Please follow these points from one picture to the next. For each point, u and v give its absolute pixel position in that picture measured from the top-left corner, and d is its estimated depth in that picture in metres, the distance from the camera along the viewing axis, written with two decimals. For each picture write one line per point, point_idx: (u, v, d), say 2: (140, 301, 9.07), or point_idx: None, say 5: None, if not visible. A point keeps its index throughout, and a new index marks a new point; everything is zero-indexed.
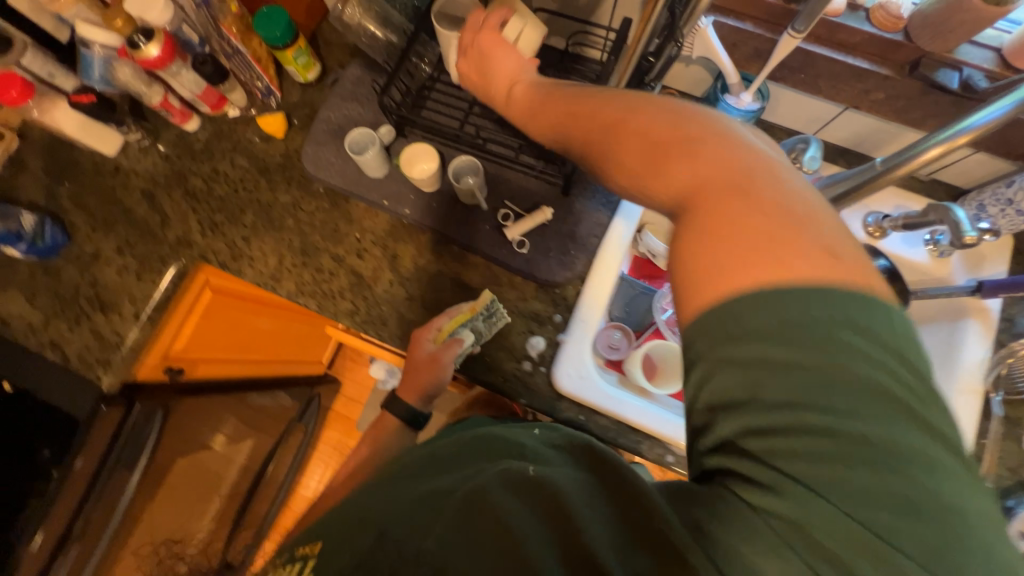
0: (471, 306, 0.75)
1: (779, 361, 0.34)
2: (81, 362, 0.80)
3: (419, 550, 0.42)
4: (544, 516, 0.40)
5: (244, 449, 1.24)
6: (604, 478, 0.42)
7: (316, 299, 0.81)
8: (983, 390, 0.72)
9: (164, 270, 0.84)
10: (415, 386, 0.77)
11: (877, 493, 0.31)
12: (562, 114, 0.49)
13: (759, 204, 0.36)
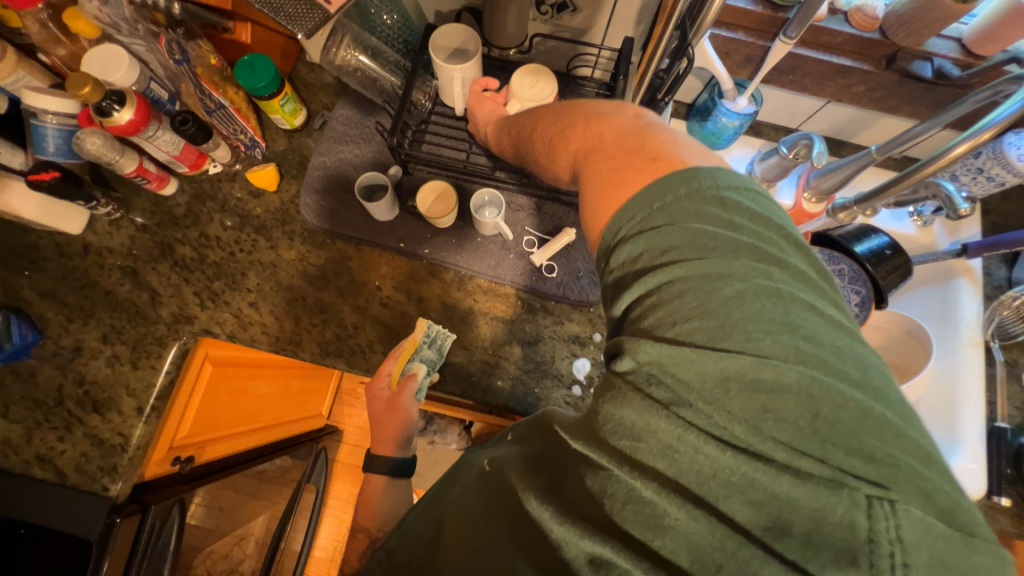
0: (410, 342, 0.74)
1: (640, 239, 0.42)
2: (78, 474, 0.70)
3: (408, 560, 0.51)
4: (498, 501, 0.46)
5: (258, 526, 1.14)
6: (544, 448, 0.46)
7: (344, 357, 0.76)
8: (983, 340, 0.80)
9: (163, 352, 0.76)
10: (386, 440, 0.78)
11: (723, 308, 0.38)
12: (504, 138, 0.68)
13: (612, 149, 0.48)
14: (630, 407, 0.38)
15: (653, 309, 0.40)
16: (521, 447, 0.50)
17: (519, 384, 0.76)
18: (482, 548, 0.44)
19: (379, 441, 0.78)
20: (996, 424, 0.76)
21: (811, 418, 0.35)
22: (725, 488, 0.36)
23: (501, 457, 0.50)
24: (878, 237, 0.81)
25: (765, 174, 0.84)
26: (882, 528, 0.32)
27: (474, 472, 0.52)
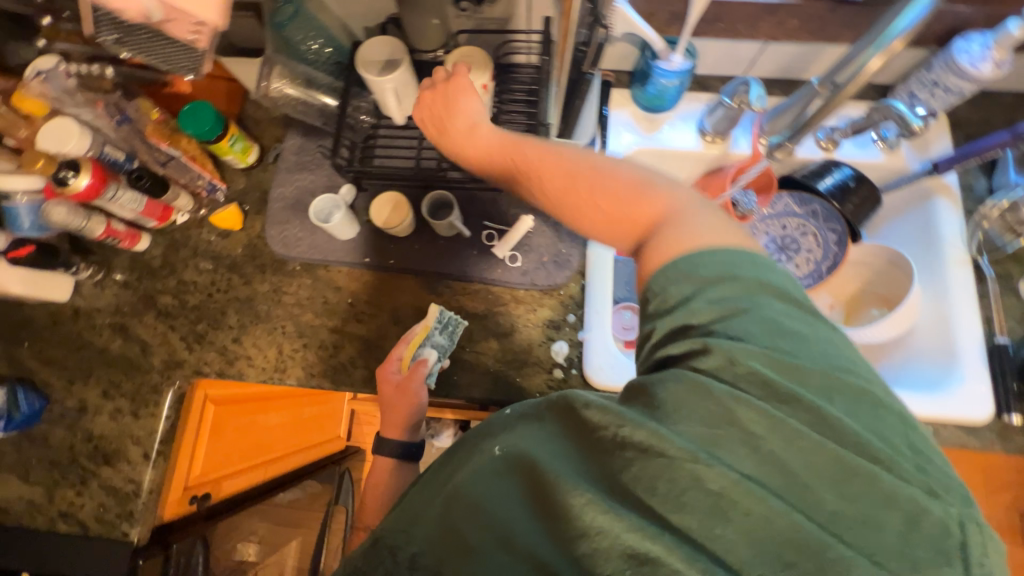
0: (423, 326, 0.76)
1: (727, 263, 0.46)
2: (100, 525, 0.75)
3: (413, 554, 0.44)
4: (522, 489, 0.43)
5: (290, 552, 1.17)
6: (585, 438, 0.43)
7: (329, 377, 0.79)
8: (970, 257, 0.77)
9: (160, 399, 0.79)
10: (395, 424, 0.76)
11: (821, 336, 0.43)
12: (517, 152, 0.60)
13: (700, 207, 0.51)
14: (702, 412, 0.40)
15: (743, 324, 0.43)
16: (517, 425, 0.47)
17: (500, 375, 0.77)
18: (510, 535, 0.41)
19: (388, 424, 0.76)
20: (997, 342, 0.74)
21: (904, 434, 0.41)
22: (821, 483, 0.38)
23: (511, 439, 0.45)
24: (839, 171, 0.80)
25: (715, 127, 0.83)
26: (975, 546, 0.37)
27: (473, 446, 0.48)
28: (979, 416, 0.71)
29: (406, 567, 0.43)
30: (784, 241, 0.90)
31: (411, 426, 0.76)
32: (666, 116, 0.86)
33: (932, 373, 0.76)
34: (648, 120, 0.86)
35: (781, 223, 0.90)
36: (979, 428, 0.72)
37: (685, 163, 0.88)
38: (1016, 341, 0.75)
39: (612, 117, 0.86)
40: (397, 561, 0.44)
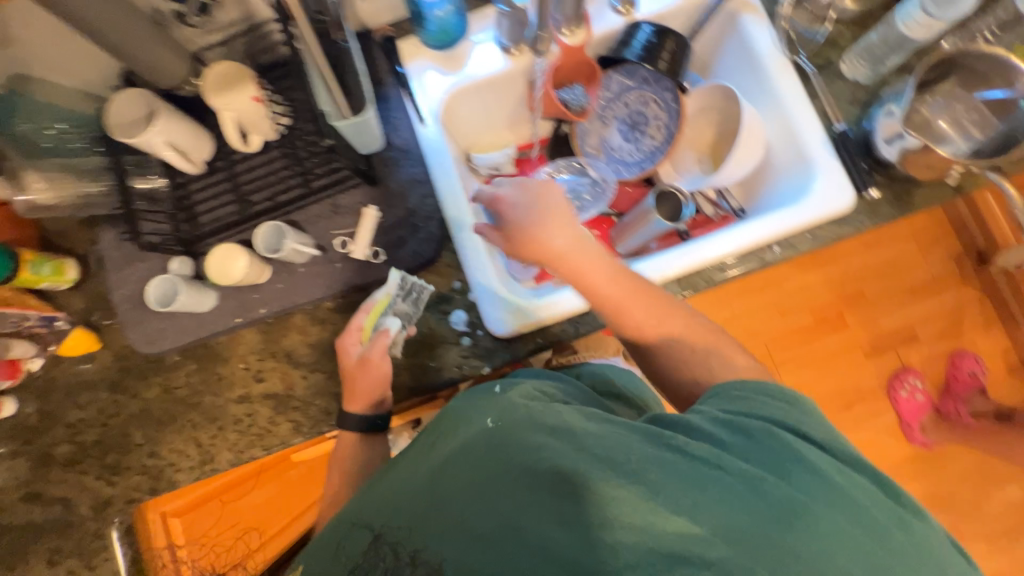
0: (382, 295, 0.73)
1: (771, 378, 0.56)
2: None
3: (416, 550, 0.45)
4: (523, 474, 0.45)
5: None
6: (616, 442, 0.46)
7: (258, 444, 0.76)
8: (790, 61, 0.78)
9: (108, 540, 0.76)
10: (359, 396, 0.72)
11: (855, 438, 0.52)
12: (601, 260, 0.63)
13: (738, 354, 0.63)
14: (764, 453, 0.46)
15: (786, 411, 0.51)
16: (521, 413, 0.50)
17: (415, 367, 0.76)
18: (515, 523, 0.43)
19: (354, 396, 0.72)
20: (836, 130, 0.76)
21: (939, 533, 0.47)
22: (874, 519, 0.43)
23: (506, 417, 0.50)
24: (641, 29, 0.79)
25: (512, 39, 0.79)
26: None
27: (467, 425, 0.52)
28: (843, 205, 0.74)
29: (404, 563, 0.45)
30: (632, 118, 0.91)
31: (375, 396, 0.72)
32: (464, 47, 0.82)
33: (797, 184, 0.79)
34: (449, 58, 0.81)
35: (623, 102, 0.91)
36: (849, 215, 0.75)
37: (505, 84, 0.85)
38: (852, 121, 0.78)
39: (411, 72, 0.81)
40: (397, 557, 0.46)
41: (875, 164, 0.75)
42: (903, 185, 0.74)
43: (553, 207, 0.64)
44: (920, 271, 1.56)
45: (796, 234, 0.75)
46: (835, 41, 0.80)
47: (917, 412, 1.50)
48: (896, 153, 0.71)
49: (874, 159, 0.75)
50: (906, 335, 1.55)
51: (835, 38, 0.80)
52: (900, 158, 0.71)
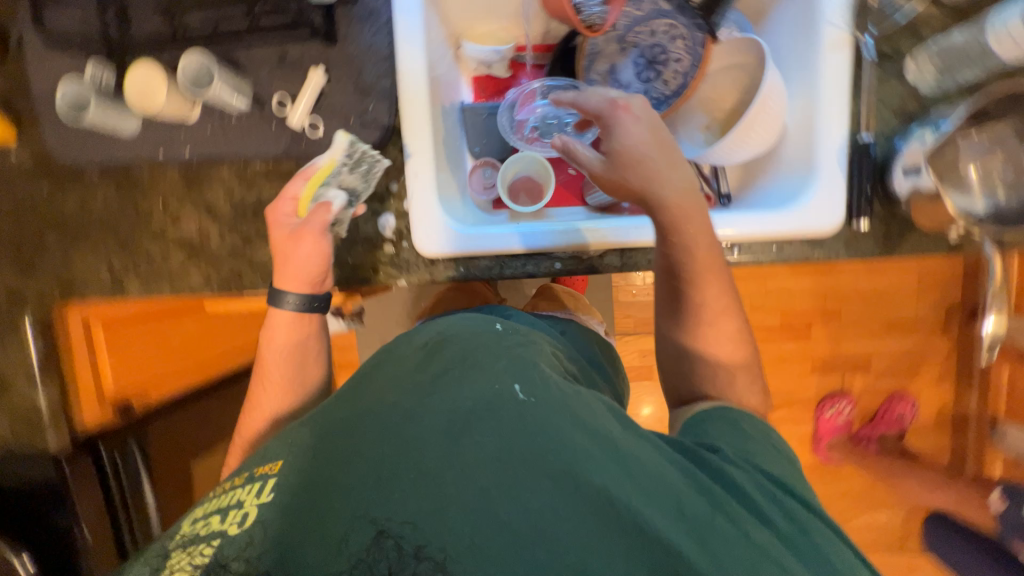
0: (326, 160, 0.69)
1: (782, 450, 0.57)
2: (21, 435, 0.83)
3: (416, 545, 0.38)
4: (563, 477, 0.41)
5: None
6: (659, 479, 0.45)
7: (167, 285, 0.76)
8: (852, 37, 0.65)
9: (20, 327, 0.80)
10: (293, 275, 0.69)
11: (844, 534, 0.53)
12: (697, 213, 0.64)
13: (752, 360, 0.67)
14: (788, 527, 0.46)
15: (773, 462, 0.55)
16: (552, 397, 0.48)
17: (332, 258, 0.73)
18: (556, 532, 0.39)
19: (287, 275, 0.69)
20: (859, 139, 0.66)
21: None
22: None
23: (536, 392, 0.48)
24: None
25: None
26: None
27: (484, 387, 0.48)
28: (826, 227, 0.66)
29: (405, 556, 0.38)
30: (651, 52, 0.78)
31: (309, 278, 0.69)
32: None
33: (792, 188, 0.70)
34: None
35: (650, 28, 0.77)
36: (830, 241, 0.68)
37: None
38: (884, 136, 0.67)
39: None
40: (401, 551, 0.38)
41: (881, 194, 0.67)
42: (903, 226, 0.67)
43: (652, 127, 0.65)
44: (906, 308, 1.50)
45: (759, 243, 0.69)
46: (917, 28, 0.65)
47: (832, 431, 1.57)
48: (906, 188, 0.63)
49: (881, 188, 0.66)
50: (862, 364, 1.54)
51: (918, 25, 0.65)
52: (909, 195, 0.63)
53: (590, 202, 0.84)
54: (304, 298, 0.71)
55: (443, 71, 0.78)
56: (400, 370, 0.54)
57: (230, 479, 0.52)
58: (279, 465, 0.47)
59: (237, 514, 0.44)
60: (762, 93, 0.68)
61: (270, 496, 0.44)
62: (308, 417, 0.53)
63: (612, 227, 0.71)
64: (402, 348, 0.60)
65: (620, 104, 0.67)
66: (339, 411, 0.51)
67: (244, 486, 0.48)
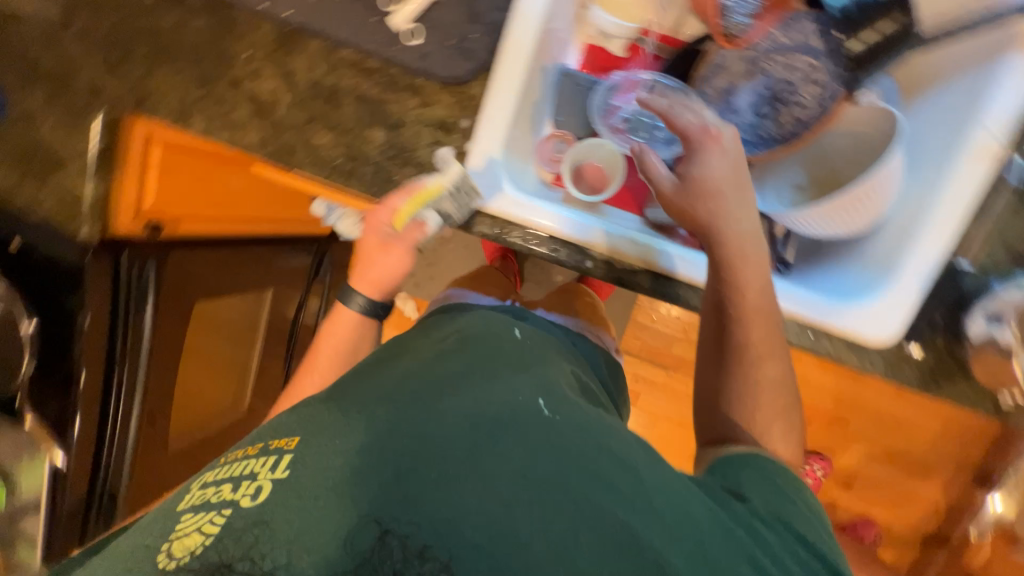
0: (434, 183, 0.67)
1: (817, 511, 0.57)
2: (60, 216, 0.90)
3: (422, 546, 0.45)
4: (573, 495, 0.48)
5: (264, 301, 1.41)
6: (673, 512, 0.49)
7: (225, 133, 0.77)
8: (997, 152, 0.59)
9: (91, 119, 0.85)
10: (370, 279, 0.73)
11: None
12: (757, 256, 0.63)
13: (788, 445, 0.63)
14: None
15: (806, 525, 0.54)
16: (571, 416, 0.56)
17: (380, 169, 0.72)
18: (565, 542, 0.45)
19: (363, 279, 0.73)
20: (955, 261, 0.62)
21: None
22: None
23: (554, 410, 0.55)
24: None
25: None
26: None
27: (510, 398, 0.56)
28: (882, 337, 0.61)
29: (411, 556, 0.45)
30: (779, 87, 0.71)
31: (383, 288, 0.74)
32: None
33: (859, 282, 0.64)
34: None
35: (790, 61, 0.70)
36: (874, 353, 0.63)
37: None
38: (980, 270, 0.62)
39: None
40: (405, 550, 0.45)
41: (949, 328, 0.62)
42: (957, 367, 0.62)
43: (734, 163, 0.65)
44: (918, 445, 1.42)
45: (795, 324, 0.65)
46: None
47: None
48: (980, 334, 0.59)
49: (952, 322, 0.62)
50: (849, 480, 1.46)
51: None
52: (977, 343, 0.59)
53: (647, 215, 0.79)
54: (371, 305, 0.75)
55: (560, 27, 0.74)
56: (433, 367, 0.63)
57: (238, 450, 0.58)
58: (293, 442, 0.54)
59: (252, 487, 0.51)
60: (873, 175, 0.61)
61: (283, 473, 0.51)
62: (326, 401, 0.59)
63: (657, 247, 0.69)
64: (426, 357, 0.67)
65: (710, 133, 0.65)
66: (373, 388, 0.60)
67: (258, 458, 0.54)
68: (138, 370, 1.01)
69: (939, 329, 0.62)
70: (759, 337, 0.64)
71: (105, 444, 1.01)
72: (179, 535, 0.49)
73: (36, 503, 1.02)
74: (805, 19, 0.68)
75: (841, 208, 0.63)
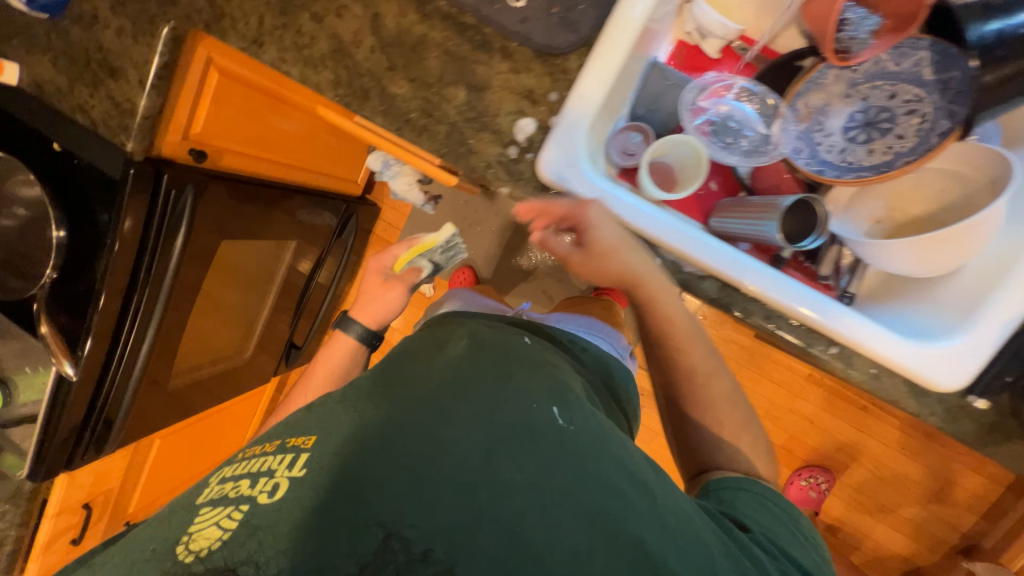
0: (430, 239, 1.18)
1: (808, 532, 0.62)
2: (106, 128, 0.85)
3: (427, 550, 0.46)
4: (586, 505, 0.51)
5: (289, 253, 1.39)
6: (683, 536, 0.52)
7: (298, 68, 0.75)
8: None
9: (156, 32, 0.80)
10: (369, 314, 1.06)
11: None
12: (666, 294, 0.70)
13: None
14: None
15: (799, 548, 0.58)
16: (585, 427, 0.58)
17: (456, 130, 0.70)
18: (576, 552, 0.48)
19: (361, 314, 1.07)
20: None
21: None
22: None
23: (572, 421, 0.58)
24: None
25: None
26: None
27: (526, 408, 0.57)
28: (948, 383, 0.60)
29: (416, 559, 0.46)
30: (875, 114, 0.69)
31: (378, 320, 1.06)
32: None
33: (926, 326, 0.64)
34: None
35: (891, 89, 0.67)
36: (936, 399, 0.62)
37: None
38: None
39: None
40: (408, 554, 0.46)
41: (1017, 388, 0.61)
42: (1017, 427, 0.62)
43: (610, 227, 0.65)
44: None
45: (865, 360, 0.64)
46: None
47: None
48: None
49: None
50: None
51: None
52: None
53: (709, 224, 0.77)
54: (367, 334, 1.05)
55: (663, 19, 0.72)
56: (447, 367, 0.63)
57: (258, 445, 0.59)
58: (310, 442, 0.53)
59: (269, 483, 0.51)
60: (975, 221, 0.59)
61: (300, 472, 0.50)
62: (342, 400, 0.59)
63: (716, 252, 0.64)
64: (444, 356, 0.67)
65: (579, 208, 0.64)
66: (394, 388, 0.60)
67: (275, 455, 0.54)
68: (160, 297, 0.99)
69: (1000, 382, 0.61)
70: (705, 372, 0.74)
71: (112, 361, 1.00)
72: (196, 531, 0.48)
73: (33, 416, 0.99)
74: (918, 44, 0.63)
75: (933, 249, 0.61)
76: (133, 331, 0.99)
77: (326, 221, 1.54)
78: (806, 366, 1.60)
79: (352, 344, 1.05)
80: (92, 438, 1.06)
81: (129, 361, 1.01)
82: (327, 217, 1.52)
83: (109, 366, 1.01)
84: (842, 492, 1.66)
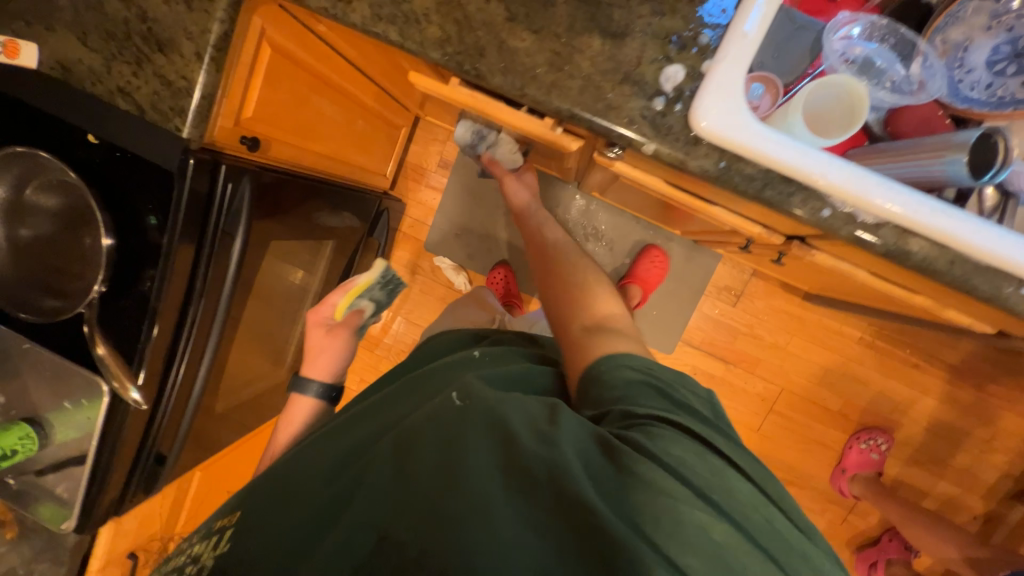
0: (365, 280, 1.05)
1: (684, 397, 0.71)
2: (156, 112, 0.73)
3: (420, 553, 0.47)
4: (502, 459, 0.52)
5: (321, 262, 1.26)
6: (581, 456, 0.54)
7: (396, 27, 0.65)
8: None
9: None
10: (318, 369, 1.04)
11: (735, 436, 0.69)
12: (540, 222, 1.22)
13: None
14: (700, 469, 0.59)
15: (654, 403, 0.68)
16: (477, 391, 0.60)
17: (591, 85, 0.63)
18: (490, 505, 0.48)
19: (311, 368, 1.04)
20: None
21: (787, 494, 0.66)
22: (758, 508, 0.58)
23: (463, 393, 0.59)
24: None
25: None
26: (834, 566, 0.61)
27: (431, 404, 0.60)
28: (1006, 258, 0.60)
29: (409, 561, 0.47)
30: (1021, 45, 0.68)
31: (332, 373, 1.05)
32: None
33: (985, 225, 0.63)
34: None
35: None
36: None
37: None
38: None
39: None
40: (404, 556, 0.47)
41: None
42: None
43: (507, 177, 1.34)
44: None
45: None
46: None
47: None
48: None
49: None
50: None
51: None
52: None
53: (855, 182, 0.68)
54: (325, 390, 1.04)
55: None
56: (359, 417, 0.71)
57: (183, 547, 0.65)
58: (229, 520, 0.61)
59: (197, 567, 0.58)
60: None
61: (223, 545, 0.58)
62: (266, 474, 0.67)
63: (870, 181, 0.60)
64: (373, 409, 0.72)
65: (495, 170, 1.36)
66: (319, 444, 0.68)
67: (200, 544, 0.62)
68: (218, 307, 0.87)
69: None
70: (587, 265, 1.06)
71: (164, 392, 0.87)
72: None
73: (77, 457, 0.85)
74: None
75: None
76: (187, 352, 0.86)
77: (349, 223, 1.36)
78: (857, 330, 1.61)
79: (311, 403, 1.03)
80: (141, 478, 0.92)
81: (184, 388, 0.89)
82: (349, 219, 1.34)
83: (160, 397, 0.87)
84: (897, 452, 1.67)
